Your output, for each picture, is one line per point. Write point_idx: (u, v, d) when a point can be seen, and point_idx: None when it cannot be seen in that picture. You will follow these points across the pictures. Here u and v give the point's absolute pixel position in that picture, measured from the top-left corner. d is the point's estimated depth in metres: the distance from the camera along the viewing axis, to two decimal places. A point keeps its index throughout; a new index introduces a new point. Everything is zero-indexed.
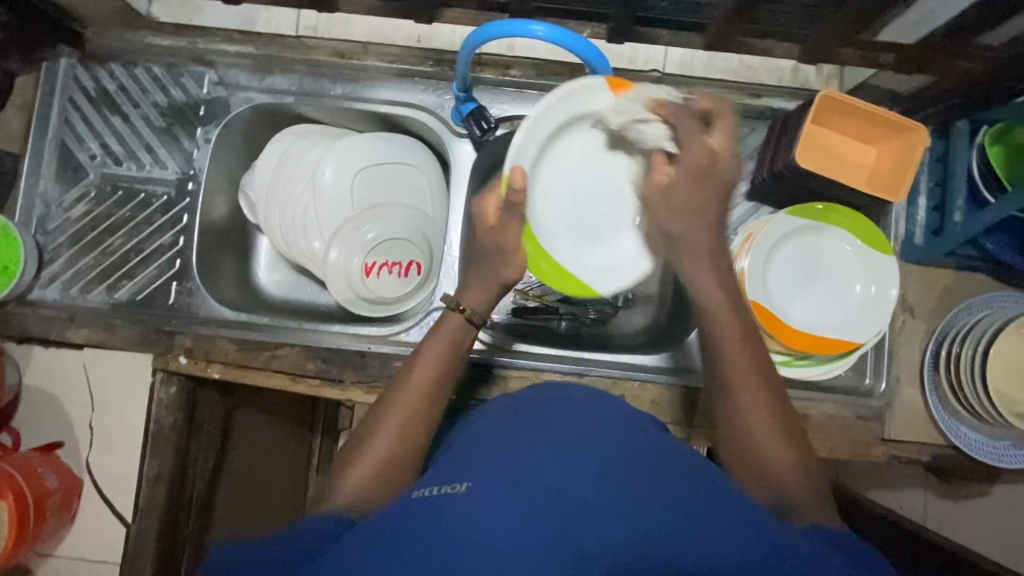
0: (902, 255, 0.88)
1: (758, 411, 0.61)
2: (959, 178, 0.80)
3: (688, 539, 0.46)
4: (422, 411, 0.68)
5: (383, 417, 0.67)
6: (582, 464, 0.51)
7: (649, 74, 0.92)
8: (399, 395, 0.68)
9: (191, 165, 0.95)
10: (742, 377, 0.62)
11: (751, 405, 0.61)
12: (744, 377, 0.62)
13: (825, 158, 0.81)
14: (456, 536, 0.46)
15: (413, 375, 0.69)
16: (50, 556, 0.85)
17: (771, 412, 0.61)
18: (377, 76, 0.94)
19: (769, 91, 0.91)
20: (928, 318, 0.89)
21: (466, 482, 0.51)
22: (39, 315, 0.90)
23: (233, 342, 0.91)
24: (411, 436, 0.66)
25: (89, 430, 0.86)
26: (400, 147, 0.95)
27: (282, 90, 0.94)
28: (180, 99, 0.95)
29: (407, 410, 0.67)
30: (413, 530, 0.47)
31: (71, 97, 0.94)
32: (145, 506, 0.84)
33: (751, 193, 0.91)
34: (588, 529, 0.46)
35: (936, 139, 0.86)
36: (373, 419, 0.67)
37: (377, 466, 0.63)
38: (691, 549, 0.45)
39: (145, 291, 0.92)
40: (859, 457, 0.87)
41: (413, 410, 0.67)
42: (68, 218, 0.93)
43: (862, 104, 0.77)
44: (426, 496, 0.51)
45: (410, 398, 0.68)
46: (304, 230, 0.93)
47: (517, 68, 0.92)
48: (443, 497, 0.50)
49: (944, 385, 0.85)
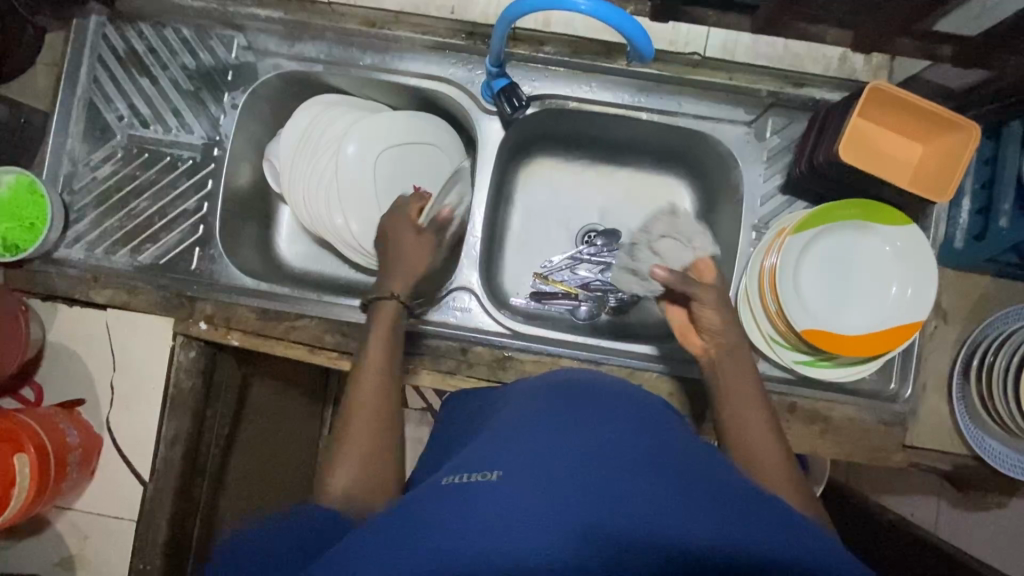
0: (940, 258, 0.86)
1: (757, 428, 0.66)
2: (1008, 184, 0.77)
3: (735, 531, 0.45)
4: (388, 395, 0.71)
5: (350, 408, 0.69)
6: (616, 458, 0.50)
7: (688, 57, 0.88)
8: (358, 387, 0.71)
9: (217, 131, 0.94)
10: (737, 396, 0.69)
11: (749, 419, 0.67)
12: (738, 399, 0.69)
13: (871, 153, 0.78)
14: (484, 523, 0.46)
15: (365, 373, 0.72)
16: (68, 510, 0.86)
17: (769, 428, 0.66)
18: (408, 48, 0.91)
19: (812, 80, 0.87)
20: (961, 325, 0.86)
21: (497, 470, 0.50)
22: (64, 274, 0.91)
23: (253, 311, 0.91)
24: (382, 418, 0.69)
25: (110, 389, 0.87)
26: (426, 123, 0.94)
27: (311, 58, 0.93)
28: (208, 63, 0.94)
29: (370, 400, 0.70)
30: (445, 520, 0.47)
31: (100, 56, 0.94)
32: (162, 468, 0.86)
33: (785, 186, 0.88)
34: (625, 520, 0.45)
35: (988, 140, 0.82)
36: (343, 419, 0.68)
37: (363, 445, 0.66)
38: (732, 540, 0.44)
39: (167, 255, 0.93)
40: (878, 461, 0.86)
41: (374, 401, 0.70)
42: (94, 178, 0.93)
43: (913, 97, 0.73)
44: (455, 483, 0.50)
45: (367, 407, 0.69)
46: (327, 203, 0.92)
47: (552, 45, 0.89)
48: (474, 484, 0.49)
49: (972, 394, 0.82)
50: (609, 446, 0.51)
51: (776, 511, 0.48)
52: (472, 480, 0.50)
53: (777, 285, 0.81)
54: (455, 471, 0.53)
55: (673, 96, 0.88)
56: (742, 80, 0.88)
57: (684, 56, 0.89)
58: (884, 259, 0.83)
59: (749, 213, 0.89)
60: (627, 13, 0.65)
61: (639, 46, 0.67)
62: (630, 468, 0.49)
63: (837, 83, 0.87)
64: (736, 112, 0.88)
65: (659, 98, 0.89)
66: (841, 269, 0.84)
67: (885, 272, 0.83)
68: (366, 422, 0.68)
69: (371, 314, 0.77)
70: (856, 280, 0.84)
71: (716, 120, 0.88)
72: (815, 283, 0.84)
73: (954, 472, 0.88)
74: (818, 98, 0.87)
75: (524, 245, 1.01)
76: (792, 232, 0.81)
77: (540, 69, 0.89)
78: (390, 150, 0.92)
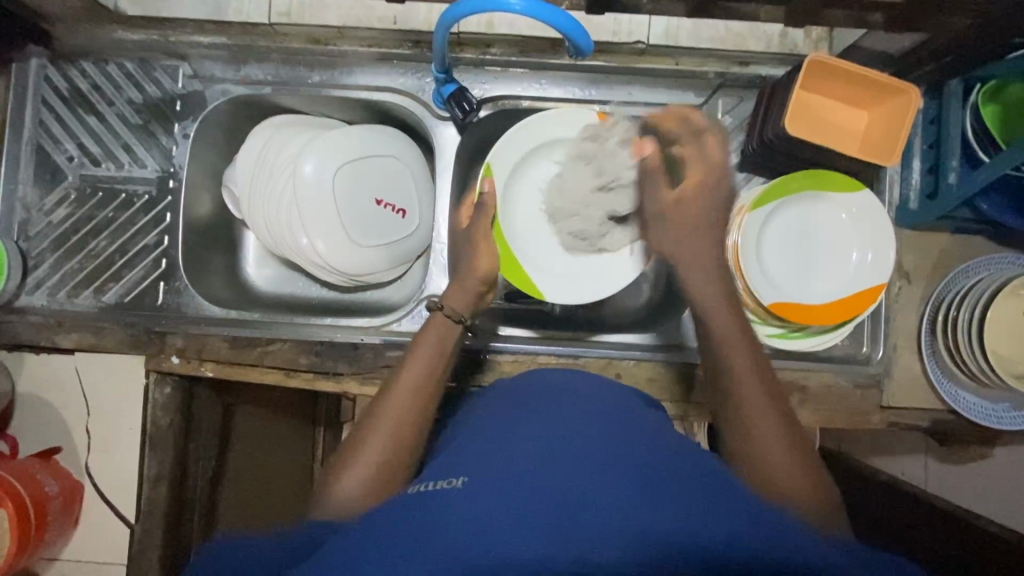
0: (897, 220, 0.88)
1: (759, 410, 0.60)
2: (954, 139, 0.78)
3: (686, 515, 0.45)
4: (413, 415, 0.67)
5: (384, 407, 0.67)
6: (581, 453, 0.50)
7: (634, 46, 0.90)
8: (393, 393, 0.68)
9: (171, 162, 0.93)
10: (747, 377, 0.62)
11: (751, 396, 0.61)
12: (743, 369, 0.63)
13: (817, 124, 0.79)
14: (444, 524, 0.45)
15: (403, 382, 0.69)
16: (55, 560, 0.85)
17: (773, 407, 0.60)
18: (355, 62, 0.91)
19: (756, 58, 0.89)
20: (925, 283, 0.88)
21: (464, 477, 0.50)
22: (28, 322, 0.90)
23: (225, 340, 0.90)
24: (412, 424, 0.66)
25: (85, 434, 0.86)
26: (382, 136, 0.94)
27: (259, 80, 0.92)
28: (155, 95, 0.93)
29: (409, 399, 0.68)
30: (415, 526, 0.46)
31: (43, 98, 0.92)
32: (147, 508, 0.85)
33: (742, 164, 0.90)
34: (590, 519, 0.44)
35: (930, 99, 0.84)
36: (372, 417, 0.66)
37: (391, 442, 0.64)
38: (688, 525, 0.44)
39: (132, 292, 0.92)
40: (858, 425, 0.87)
41: (411, 405, 0.67)
42: (50, 222, 0.92)
43: (852, 65, 0.75)
44: (423, 492, 0.50)
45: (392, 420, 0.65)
46: (290, 225, 0.91)
47: (498, 46, 0.90)
48: (441, 492, 0.49)
49: (941, 349, 0.84)
50: (572, 444, 0.51)
51: (740, 494, 0.48)
52: (440, 487, 0.50)
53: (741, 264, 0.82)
54: (424, 480, 0.53)
55: (624, 85, 0.89)
56: (688, 64, 0.89)
57: (628, 46, 0.90)
58: (848, 225, 0.85)
59: None
60: (559, 8, 0.65)
61: (577, 40, 0.68)
62: (591, 468, 0.48)
63: (780, 59, 0.89)
64: (686, 96, 0.89)
65: (610, 88, 0.90)
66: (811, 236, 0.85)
67: (850, 237, 0.84)
68: (397, 421, 0.65)
69: (423, 328, 0.75)
70: (825, 249, 0.85)
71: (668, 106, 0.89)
72: (777, 253, 0.85)
73: (935, 428, 0.89)
74: (765, 75, 0.89)
75: (542, 267, 0.87)
76: (750, 209, 0.83)
77: (490, 70, 0.90)
78: (349, 166, 0.92)
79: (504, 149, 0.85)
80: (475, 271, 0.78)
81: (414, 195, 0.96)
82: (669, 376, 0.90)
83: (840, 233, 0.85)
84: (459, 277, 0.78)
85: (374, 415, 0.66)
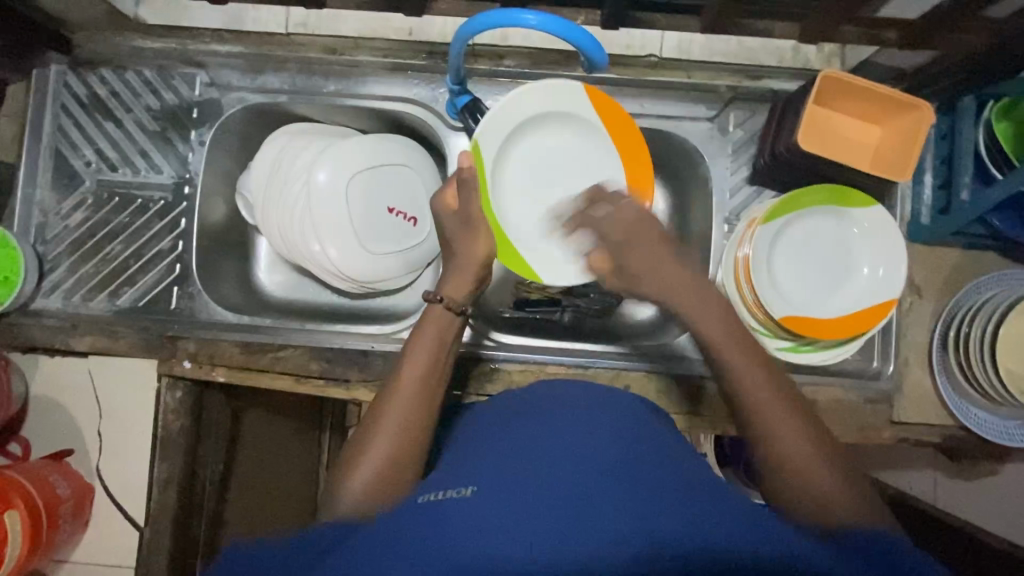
0: (908, 235, 0.88)
1: (785, 430, 0.56)
2: (966, 156, 0.78)
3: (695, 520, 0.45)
4: (421, 414, 0.64)
5: (390, 404, 0.64)
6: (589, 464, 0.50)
7: (646, 59, 0.90)
8: (398, 388, 0.65)
9: (186, 169, 0.94)
10: (770, 407, 0.58)
11: (783, 431, 0.56)
12: (762, 393, 0.58)
13: (829, 139, 0.79)
14: (452, 533, 0.46)
15: (405, 377, 0.66)
16: (65, 562, 0.85)
17: (804, 433, 0.56)
18: (369, 72, 0.92)
19: (769, 73, 0.89)
20: (936, 299, 0.88)
21: (471, 487, 0.50)
22: (42, 325, 0.91)
23: (237, 345, 0.91)
24: (416, 419, 0.63)
25: (97, 437, 0.86)
26: (396, 145, 0.94)
27: (275, 89, 0.93)
28: (172, 102, 0.94)
29: (411, 399, 0.64)
30: (421, 535, 0.46)
31: (63, 104, 0.94)
32: (157, 511, 0.85)
33: (752, 177, 0.90)
34: (596, 529, 0.44)
35: (942, 115, 0.84)
36: (380, 406, 0.64)
37: (400, 433, 0.62)
38: (695, 533, 0.44)
39: (145, 297, 0.93)
40: (868, 439, 0.87)
41: (415, 396, 0.65)
42: (67, 226, 0.93)
43: (866, 82, 0.75)
44: (430, 501, 0.50)
45: (397, 416, 0.63)
46: (301, 232, 0.91)
47: (512, 58, 0.91)
48: (449, 501, 0.49)
49: (952, 365, 0.84)
50: (580, 456, 0.51)
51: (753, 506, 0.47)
52: (446, 497, 0.50)
53: (751, 277, 0.82)
54: (431, 489, 0.53)
55: (635, 97, 0.89)
56: (701, 77, 0.90)
57: (641, 59, 0.91)
58: (859, 237, 0.84)
59: (720, 206, 0.90)
60: (573, 22, 0.66)
61: (592, 54, 0.68)
62: (598, 477, 0.49)
63: (792, 74, 0.89)
64: (698, 109, 0.89)
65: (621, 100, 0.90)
66: (822, 248, 0.85)
67: (860, 249, 0.84)
68: (402, 417, 0.63)
69: (421, 321, 0.70)
70: (836, 260, 0.85)
71: (680, 118, 0.90)
72: (788, 266, 0.85)
73: (945, 443, 0.89)
74: (777, 89, 0.89)
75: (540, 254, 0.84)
76: (762, 223, 0.83)
77: (501, 82, 0.91)
78: (362, 174, 0.92)
79: (490, 128, 0.80)
80: (472, 256, 0.73)
81: (427, 203, 0.96)
82: (677, 386, 0.90)
83: (849, 245, 0.85)
84: (455, 264, 0.74)
85: (378, 411, 0.64)
